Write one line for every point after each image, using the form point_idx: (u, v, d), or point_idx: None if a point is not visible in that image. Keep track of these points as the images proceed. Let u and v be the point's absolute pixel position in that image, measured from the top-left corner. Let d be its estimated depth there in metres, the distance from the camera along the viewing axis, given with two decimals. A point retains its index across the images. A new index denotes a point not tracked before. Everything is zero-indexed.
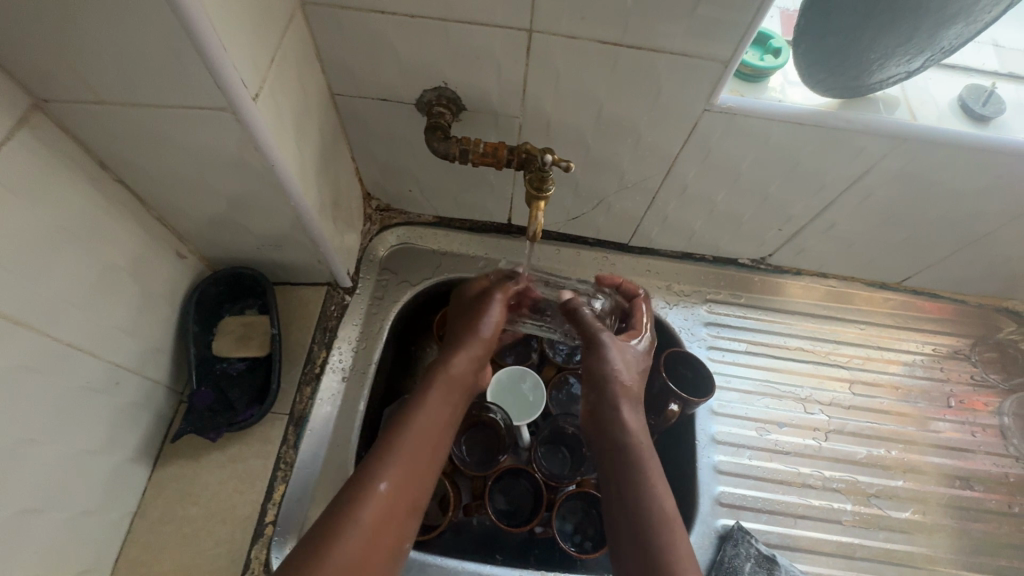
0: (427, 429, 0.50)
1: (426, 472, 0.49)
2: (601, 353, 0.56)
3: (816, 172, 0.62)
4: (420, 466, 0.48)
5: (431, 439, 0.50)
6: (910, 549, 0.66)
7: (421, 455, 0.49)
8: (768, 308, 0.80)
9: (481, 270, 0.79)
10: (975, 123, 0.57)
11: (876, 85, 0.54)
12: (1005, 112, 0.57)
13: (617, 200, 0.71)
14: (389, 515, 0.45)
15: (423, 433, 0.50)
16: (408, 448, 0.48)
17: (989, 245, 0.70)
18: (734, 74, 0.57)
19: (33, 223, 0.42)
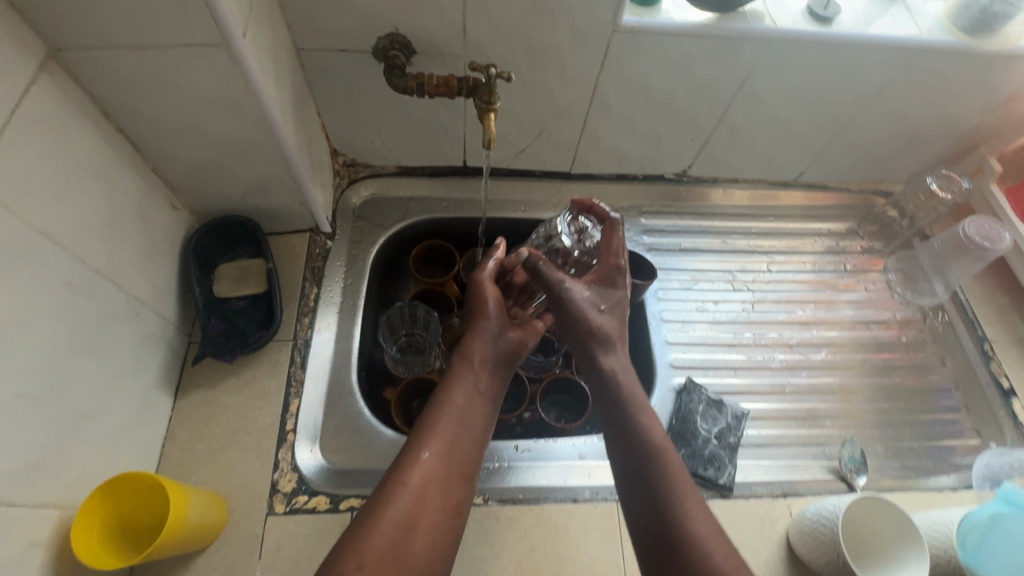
0: (455, 411, 0.58)
1: (462, 447, 0.57)
2: (584, 311, 0.62)
3: (710, 79, 0.75)
4: (455, 439, 0.56)
5: (461, 420, 0.58)
6: (828, 380, 0.81)
7: (454, 432, 0.57)
8: (694, 214, 0.94)
9: (445, 210, 0.89)
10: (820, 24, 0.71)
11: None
12: (841, 15, 0.73)
13: (555, 129, 0.82)
14: (435, 482, 0.53)
15: (452, 415, 0.58)
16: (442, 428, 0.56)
17: (855, 132, 0.86)
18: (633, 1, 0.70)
19: (59, 160, 0.49)
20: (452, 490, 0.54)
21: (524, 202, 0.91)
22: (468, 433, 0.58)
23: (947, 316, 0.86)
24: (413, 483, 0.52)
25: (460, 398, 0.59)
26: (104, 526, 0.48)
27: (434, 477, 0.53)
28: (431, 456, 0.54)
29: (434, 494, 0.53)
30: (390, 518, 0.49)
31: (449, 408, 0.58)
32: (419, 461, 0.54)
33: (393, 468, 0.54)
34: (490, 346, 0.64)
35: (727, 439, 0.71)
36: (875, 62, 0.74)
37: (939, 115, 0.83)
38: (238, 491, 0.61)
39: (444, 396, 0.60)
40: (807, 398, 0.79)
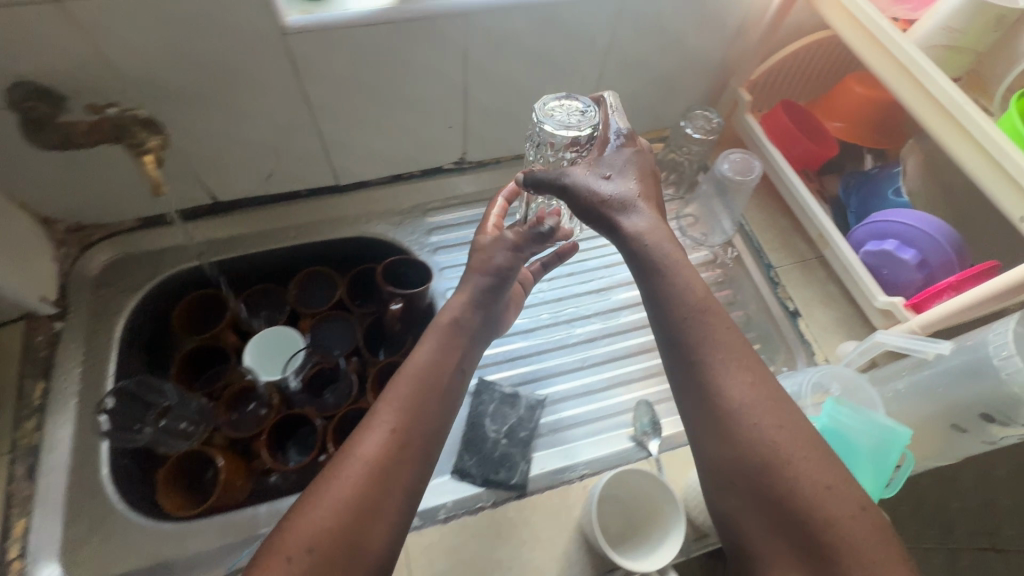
0: (410, 379, 0.55)
1: (432, 413, 0.54)
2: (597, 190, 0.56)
3: (427, 63, 0.70)
4: (414, 409, 0.53)
5: (411, 392, 0.54)
6: (632, 343, 0.80)
7: (417, 400, 0.54)
8: (481, 201, 0.91)
9: (206, 255, 0.81)
10: None
11: None
12: None
13: (288, 146, 0.75)
14: (398, 451, 0.50)
15: (410, 379, 0.55)
16: (401, 395, 0.53)
17: (608, 87, 0.84)
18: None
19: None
20: (426, 460, 0.52)
21: (295, 227, 0.84)
22: (435, 407, 0.55)
23: (735, 251, 0.88)
24: (365, 452, 0.49)
25: (423, 360, 0.58)
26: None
27: (400, 442, 0.51)
28: (397, 426, 0.51)
29: (412, 460, 0.51)
30: (343, 483, 0.47)
31: (399, 380, 0.55)
32: (369, 430, 0.51)
33: (362, 432, 0.51)
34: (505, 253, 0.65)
35: (518, 435, 0.69)
36: (588, 18, 0.71)
37: (681, 56, 0.82)
38: None
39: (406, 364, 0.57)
40: (608, 369, 0.77)
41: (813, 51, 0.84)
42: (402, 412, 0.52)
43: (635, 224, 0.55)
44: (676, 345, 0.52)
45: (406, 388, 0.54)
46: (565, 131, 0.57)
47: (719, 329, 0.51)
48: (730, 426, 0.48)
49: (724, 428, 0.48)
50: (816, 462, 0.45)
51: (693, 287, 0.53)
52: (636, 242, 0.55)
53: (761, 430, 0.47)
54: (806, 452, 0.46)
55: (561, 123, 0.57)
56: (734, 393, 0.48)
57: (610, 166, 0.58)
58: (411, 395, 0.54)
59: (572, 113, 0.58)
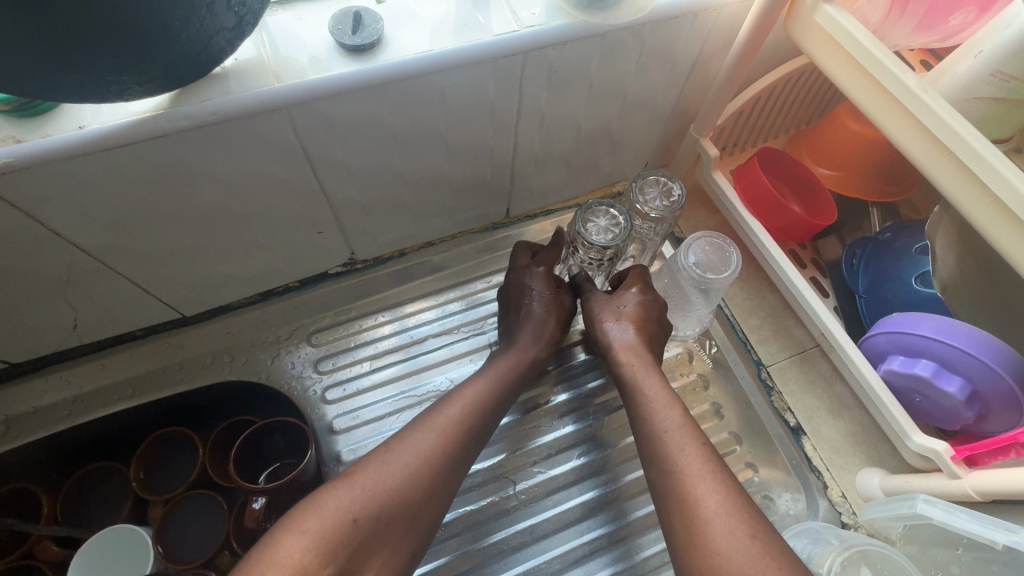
0: (459, 419, 0.50)
1: (481, 433, 0.51)
2: (597, 317, 0.59)
3: (253, 172, 0.49)
4: (479, 421, 0.51)
5: (453, 431, 0.49)
6: (584, 497, 0.62)
7: (451, 445, 0.48)
8: (385, 309, 0.70)
9: (3, 439, 0.59)
10: (354, 60, 0.44)
11: (183, 69, 0.38)
12: (385, 28, 0.45)
13: (84, 293, 0.54)
14: (443, 468, 0.47)
15: (483, 394, 0.52)
16: (447, 428, 0.49)
17: (529, 154, 0.63)
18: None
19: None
20: (445, 493, 0.47)
21: (131, 380, 0.63)
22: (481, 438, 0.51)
23: (715, 345, 0.69)
24: (423, 448, 0.46)
25: (502, 367, 0.56)
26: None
27: (449, 449, 0.48)
28: (446, 419, 0.49)
29: (444, 484, 0.47)
30: (382, 478, 0.43)
31: (447, 413, 0.50)
32: (436, 422, 0.49)
33: (419, 416, 0.49)
34: (537, 340, 0.58)
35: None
36: (473, 86, 0.50)
37: (621, 107, 0.62)
38: None
39: (483, 373, 0.54)
40: (555, 540, 0.60)
41: (782, 85, 0.64)
42: (469, 421, 0.50)
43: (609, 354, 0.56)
44: (645, 422, 0.50)
45: (485, 391, 0.53)
46: (600, 242, 0.59)
47: (669, 417, 0.49)
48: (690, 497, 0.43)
49: (670, 490, 0.44)
50: (757, 548, 0.39)
51: (671, 416, 0.49)
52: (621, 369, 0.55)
53: (707, 507, 0.42)
54: (763, 571, 0.38)
55: (598, 233, 0.59)
56: (708, 502, 0.42)
57: (621, 307, 0.58)
58: (475, 398, 0.52)
59: (609, 230, 0.59)
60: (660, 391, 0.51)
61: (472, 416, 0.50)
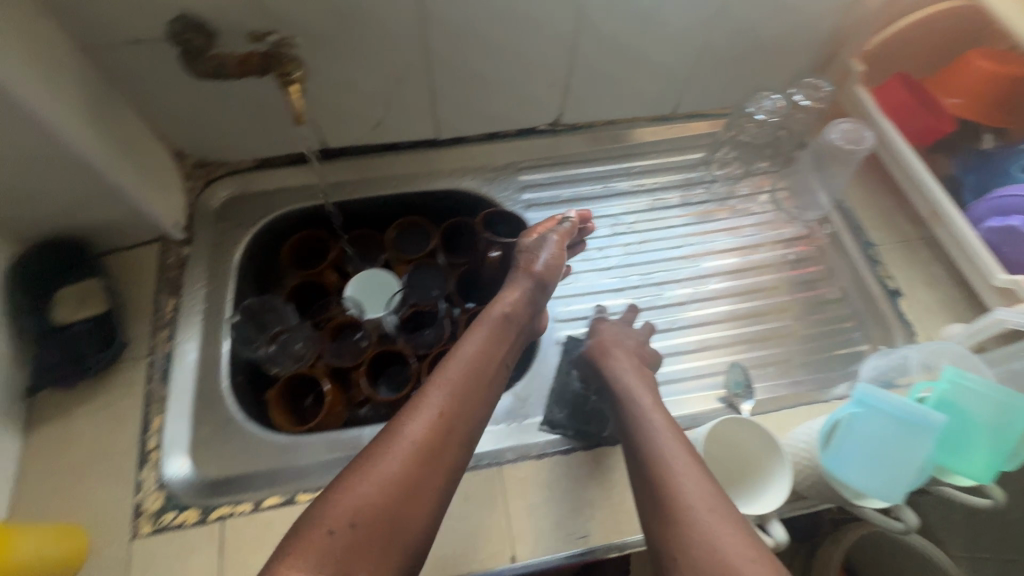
0: (450, 405, 0.55)
1: (473, 404, 0.57)
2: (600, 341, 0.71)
3: (543, 17, 0.71)
4: (463, 397, 0.56)
5: (442, 419, 0.54)
6: (716, 312, 0.80)
7: (440, 432, 0.53)
8: (575, 162, 0.91)
9: (313, 197, 0.85)
10: None
11: None
12: None
13: (403, 94, 0.78)
14: (439, 440, 0.53)
15: (456, 380, 0.58)
16: (430, 418, 0.54)
17: (715, 53, 0.83)
18: None
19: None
20: (450, 453, 0.53)
21: (395, 176, 0.87)
22: (480, 400, 0.58)
23: (833, 227, 0.86)
24: (411, 439, 0.52)
25: (472, 354, 0.61)
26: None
27: (439, 431, 0.53)
28: (431, 416, 0.54)
29: (439, 457, 0.52)
30: (385, 473, 0.49)
31: (431, 406, 0.54)
32: (421, 412, 0.54)
33: (410, 411, 0.54)
34: (512, 331, 0.65)
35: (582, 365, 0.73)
36: None
37: (793, 23, 0.80)
38: (99, 518, 0.59)
39: (450, 363, 0.59)
40: (695, 331, 0.79)
41: (931, 22, 0.81)
42: (450, 402, 0.55)
43: (595, 344, 0.70)
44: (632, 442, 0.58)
45: (456, 374, 0.58)
46: (760, 113, 0.86)
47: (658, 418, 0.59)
48: (675, 524, 0.49)
49: (653, 480, 0.53)
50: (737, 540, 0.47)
51: (658, 416, 0.60)
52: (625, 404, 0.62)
53: (704, 519, 0.48)
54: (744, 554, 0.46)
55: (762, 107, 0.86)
56: (690, 490, 0.51)
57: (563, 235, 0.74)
58: (451, 385, 0.57)
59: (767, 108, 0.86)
60: (637, 409, 0.61)
61: (451, 406, 0.55)
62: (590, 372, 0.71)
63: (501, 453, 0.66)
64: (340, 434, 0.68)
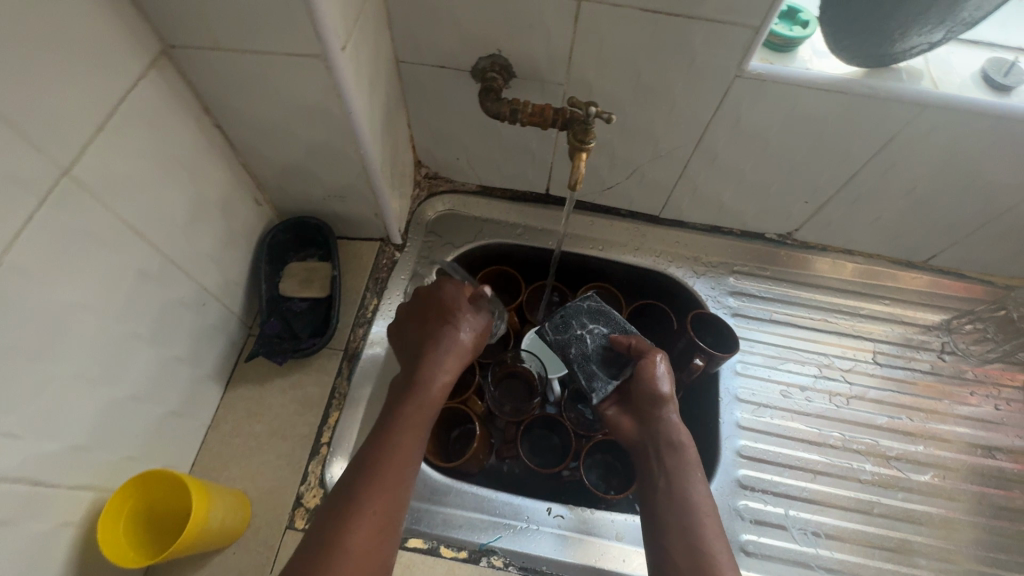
0: (389, 492, 0.50)
1: (405, 489, 0.52)
2: (666, 403, 0.59)
3: (841, 141, 0.65)
4: (393, 487, 0.51)
5: (380, 516, 0.49)
6: (930, 510, 0.68)
7: (375, 530, 0.48)
8: (794, 282, 0.83)
9: (519, 238, 0.84)
10: (996, 93, 0.59)
11: (902, 54, 0.58)
12: None
13: (650, 169, 0.76)
14: (377, 539, 0.48)
15: (394, 469, 0.51)
16: (369, 516, 0.48)
17: (1012, 221, 0.72)
18: (764, 44, 0.62)
19: (163, 153, 0.51)
20: (387, 545, 0.49)
21: (604, 240, 0.84)
22: (410, 482, 0.52)
23: None
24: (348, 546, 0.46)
25: (405, 435, 0.54)
26: (140, 503, 0.48)
27: (376, 534, 0.48)
28: (361, 516, 0.48)
29: (379, 550, 0.48)
30: None
31: (369, 503, 0.49)
32: (357, 517, 0.48)
33: (331, 519, 0.48)
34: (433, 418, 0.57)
35: (623, 370, 0.61)
36: None
37: None
38: (265, 495, 0.61)
39: (384, 453, 0.52)
40: (898, 525, 0.67)
41: None
42: (386, 497, 0.50)
43: (677, 439, 0.57)
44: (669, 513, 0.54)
45: (385, 461, 0.51)
46: None
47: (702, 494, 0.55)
48: None
49: None
50: None
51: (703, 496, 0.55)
52: (682, 488, 0.55)
53: None
54: None
55: None
56: None
57: (466, 323, 0.63)
58: (378, 470, 0.51)
59: None
60: (674, 470, 0.56)
61: (391, 494, 0.50)
62: (645, 433, 0.60)
63: None
64: (490, 497, 0.65)
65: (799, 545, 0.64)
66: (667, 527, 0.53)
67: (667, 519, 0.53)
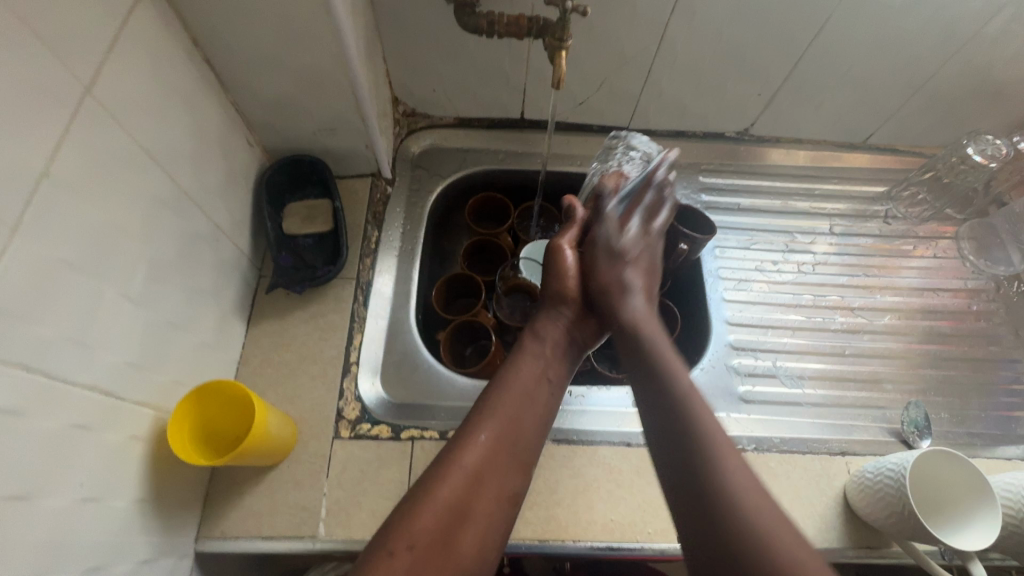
0: (504, 419, 0.54)
1: (523, 429, 0.55)
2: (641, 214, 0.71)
3: (785, 25, 0.72)
4: (508, 423, 0.54)
5: (496, 445, 0.52)
6: (891, 346, 0.78)
7: (495, 453, 0.52)
8: (754, 173, 0.91)
9: (502, 162, 0.88)
10: None
11: None
12: None
13: (617, 78, 0.81)
14: (491, 464, 0.51)
15: (516, 397, 0.56)
16: (488, 440, 0.52)
17: (934, 89, 0.82)
18: None
19: (165, 81, 0.52)
20: (506, 477, 0.52)
21: (582, 155, 0.89)
22: (530, 422, 0.56)
23: (1023, 286, 0.83)
24: (467, 461, 0.50)
25: (522, 375, 0.59)
26: (194, 426, 0.51)
27: (489, 460, 0.51)
28: (478, 445, 0.52)
29: (495, 480, 0.51)
30: (442, 496, 0.48)
31: (484, 429, 0.53)
32: (472, 443, 0.52)
33: (452, 441, 0.53)
34: (555, 362, 0.62)
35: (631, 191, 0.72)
36: (956, 11, 0.70)
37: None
38: (307, 413, 0.64)
39: (504, 388, 0.57)
40: (867, 360, 0.77)
41: None
42: (499, 432, 0.53)
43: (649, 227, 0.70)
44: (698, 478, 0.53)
45: (500, 400, 0.56)
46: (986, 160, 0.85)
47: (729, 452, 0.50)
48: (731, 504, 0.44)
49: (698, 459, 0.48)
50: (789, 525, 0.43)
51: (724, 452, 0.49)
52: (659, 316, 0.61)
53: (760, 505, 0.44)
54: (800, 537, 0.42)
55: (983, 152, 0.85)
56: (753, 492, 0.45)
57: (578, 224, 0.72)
58: (492, 408, 0.55)
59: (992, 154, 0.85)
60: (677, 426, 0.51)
61: (504, 430, 0.54)
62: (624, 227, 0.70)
63: None
64: None
65: (788, 388, 0.74)
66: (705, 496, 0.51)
67: (682, 479, 0.48)
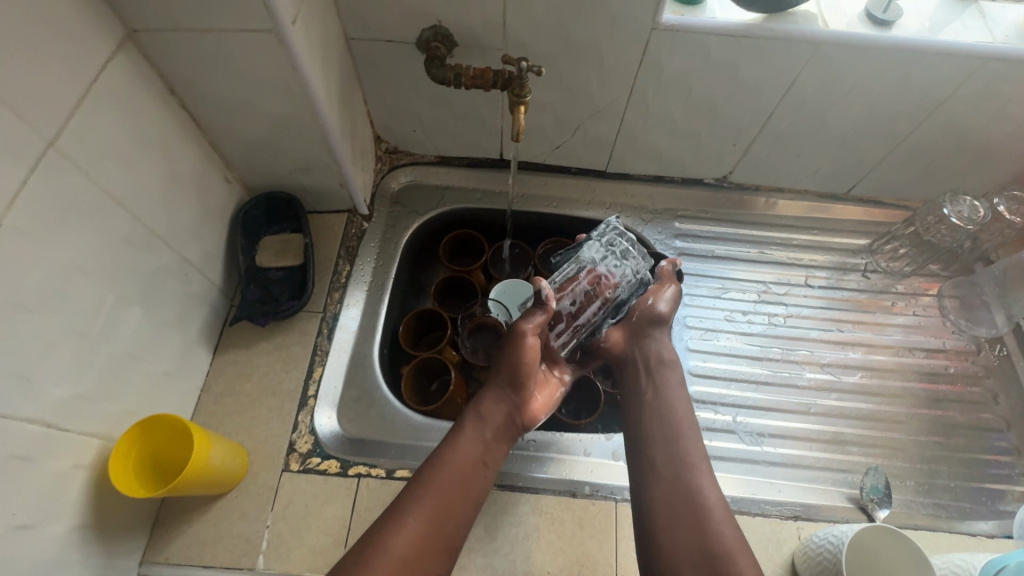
0: (433, 505, 0.55)
1: (450, 515, 0.55)
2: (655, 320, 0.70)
3: (754, 81, 0.73)
4: (438, 509, 0.55)
5: (424, 533, 0.53)
6: (860, 406, 0.77)
7: (423, 540, 0.52)
8: (732, 221, 0.91)
9: (479, 201, 0.90)
10: (879, 28, 0.68)
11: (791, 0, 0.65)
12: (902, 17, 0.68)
13: (591, 125, 0.82)
14: (419, 552, 0.52)
15: (449, 482, 0.56)
16: (415, 526, 0.53)
17: (913, 146, 0.80)
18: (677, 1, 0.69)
19: (138, 130, 0.56)
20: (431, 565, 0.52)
21: (558, 197, 0.91)
22: (460, 507, 0.56)
23: (1005, 350, 0.80)
24: (392, 546, 0.51)
25: (457, 459, 0.58)
26: (137, 458, 0.54)
27: (415, 548, 0.52)
28: (408, 530, 0.52)
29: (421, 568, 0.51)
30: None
31: (415, 514, 0.53)
32: (401, 529, 0.52)
33: (384, 520, 0.53)
34: (493, 448, 0.61)
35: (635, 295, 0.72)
36: (930, 74, 0.69)
37: (1008, 136, 0.77)
38: (261, 444, 0.66)
39: (437, 471, 0.57)
40: (833, 420, 0.75)
41: None
42: (428, 520, 0.54)
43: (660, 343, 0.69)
44: (670, 514, 0.55)
45: (432, 484, 0.56)
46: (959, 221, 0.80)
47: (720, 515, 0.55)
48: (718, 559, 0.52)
49: (691, 513, 0.55)
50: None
51: (726, 530, 0.54)
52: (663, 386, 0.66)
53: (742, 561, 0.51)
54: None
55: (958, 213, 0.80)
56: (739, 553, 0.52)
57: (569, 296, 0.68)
58: (425, 491, 0.55)
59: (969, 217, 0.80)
60: (672, 488, 0.57)
61: (435, 515, 0.54)
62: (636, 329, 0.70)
63: (619, 489, 0.67)
64: None
65: (746, 444, 0.72)
66: (677, 539, 0.53)
67: (670, 538, 0.54)
